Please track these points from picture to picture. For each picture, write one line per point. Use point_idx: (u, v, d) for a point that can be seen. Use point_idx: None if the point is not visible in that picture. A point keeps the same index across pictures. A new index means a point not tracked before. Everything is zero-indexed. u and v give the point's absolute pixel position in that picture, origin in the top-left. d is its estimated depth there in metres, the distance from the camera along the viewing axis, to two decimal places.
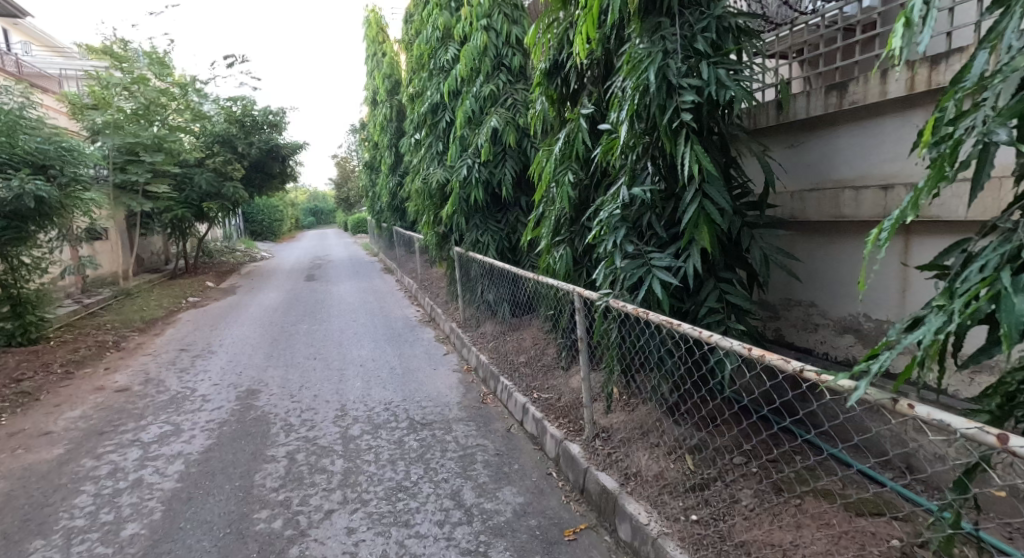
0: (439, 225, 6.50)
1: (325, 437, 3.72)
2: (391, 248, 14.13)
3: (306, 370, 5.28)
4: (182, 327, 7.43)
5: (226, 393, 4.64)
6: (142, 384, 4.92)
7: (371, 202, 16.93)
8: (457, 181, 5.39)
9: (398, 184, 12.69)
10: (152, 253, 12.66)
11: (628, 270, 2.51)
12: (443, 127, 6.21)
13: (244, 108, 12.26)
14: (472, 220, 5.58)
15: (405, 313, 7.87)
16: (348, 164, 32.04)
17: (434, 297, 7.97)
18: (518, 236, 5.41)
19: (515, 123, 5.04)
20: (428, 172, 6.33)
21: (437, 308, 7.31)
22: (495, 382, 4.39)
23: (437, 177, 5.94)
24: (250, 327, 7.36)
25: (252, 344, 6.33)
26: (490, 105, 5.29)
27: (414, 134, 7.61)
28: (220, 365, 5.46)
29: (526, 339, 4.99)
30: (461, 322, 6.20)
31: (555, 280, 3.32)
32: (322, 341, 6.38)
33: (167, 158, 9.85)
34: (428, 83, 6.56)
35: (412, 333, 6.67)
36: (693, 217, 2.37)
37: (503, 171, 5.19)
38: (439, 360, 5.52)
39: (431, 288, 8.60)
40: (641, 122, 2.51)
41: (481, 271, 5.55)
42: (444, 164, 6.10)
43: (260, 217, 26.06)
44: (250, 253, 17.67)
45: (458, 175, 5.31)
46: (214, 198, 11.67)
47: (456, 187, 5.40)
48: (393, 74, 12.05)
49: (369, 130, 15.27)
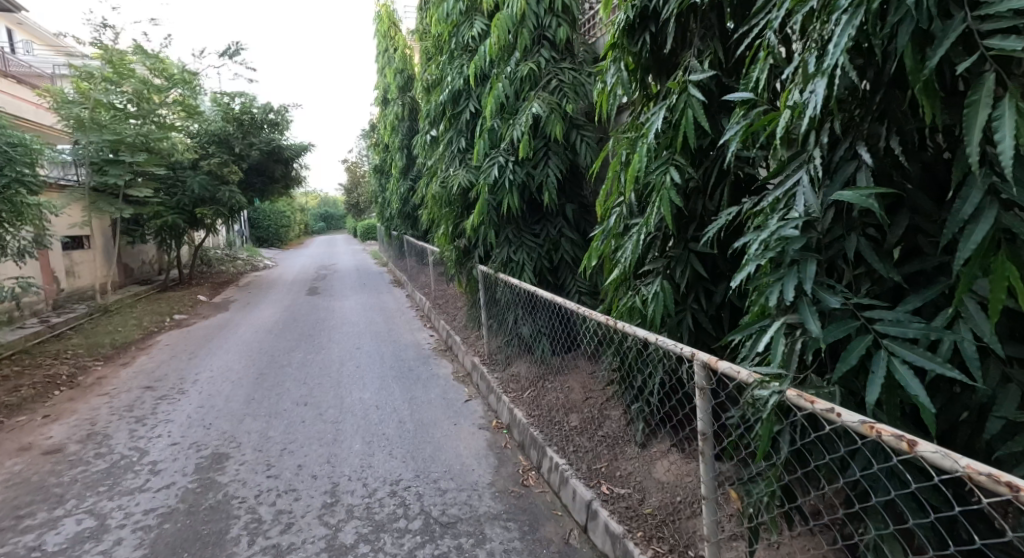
0: (460, 239, 5.41)
1: (304, 548, 2.60)
2: (401, 258, 13.08)
3: (293, 421, 4.20)
4: (157, 354, 6.38)
5: (184, 461, 3.55)
6: (81, 443, 3.84)
7: (380, 208, 15.89)
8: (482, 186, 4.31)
9: (409, 189, 11.66)
10: (144, 262, 11.72)
11: (834, 338, 1.36)
12: (466, 120, 5.11)
13: (243, 106, 11.27)
14: (502, 235, 4.47)
15: (416, 339, 6.78)
16: (358, 169, 31.16)
17: (450, 321, 6.86)
18: (561, 255, 4.29)
19: (562, 111, 3.96)
20: (447, 175, 5.24)
21: (455, 335, 6.20)
22: (539, 454, 3.27)
23: (458, 182, 4.86)
24: (236, 355, 6.29)
25: (234, 380, 5.28)
26: (528, 88, 4.20)
27: (431, 132, 6.52)
28: (187, 414, 4.37)
29: (575, 390, 3.88)
30: (486, 358, 5.11)
31: (647, 333, 2.17)
32: (318, 377, 5.30)
33: (152, 158, 8.86)
34: (448, 68, 5.47)
35: (425, 367, 5.57)
36: (983, 249, 1.18)
37: (545, 172, 4.09)
38: (459, 409, 4.41)
39: (447, 309, 7.50)
40: (856, 69, 1.39)
41: (513, 297, 4.45)
42: (466, 165, 5.02)
43: (266, 223, 25.22)
44: (252, 261, 16.68)
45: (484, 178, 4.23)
46: (208, 203, 10.70)
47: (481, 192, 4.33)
48: (406, 69, 11.02)
49: (379, 132, 14.24)
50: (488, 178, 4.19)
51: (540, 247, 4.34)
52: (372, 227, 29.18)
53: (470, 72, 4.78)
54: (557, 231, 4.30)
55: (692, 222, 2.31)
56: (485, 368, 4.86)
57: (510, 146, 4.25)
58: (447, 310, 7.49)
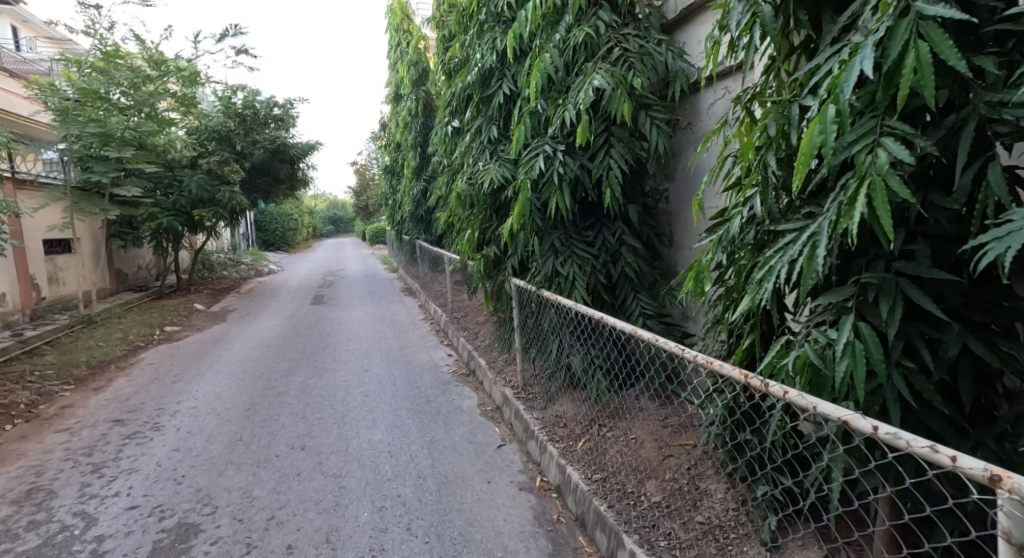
0: (489, 246, 4.57)
1: None
2: (413, 264, 12.27)
3: (286, 474, 3.38)
4: (137, 375, 5.58)
5: (141, 537, 2.72)
6: (17, 505, 3.04)
7: (390, 211, 15.17)
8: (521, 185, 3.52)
9: (423, 191, 10.87)
10: (139, 267, 10.99)
11: None
12: (498, 104, 4.28)
13: (246, 100, 10.50)
14: (547, 243, 3.61)
15: (433, 360, 5.95)
16: (368, 171, 30.53)
17: (472, 339, 6.02)
18: (623, 268, 3.45)
19: (628, 86, 3.12)
20: (474, 170, 4.43)
21: (478, 358, 5.35)
22: (611, 542, 2.41)
23: (490, 179, 4.05)
24: (227, 377, 5.48)
25: (222, 411, 4.50)
26: (583, 59, 3.37)
27: (451, 123, 5.68)
28: (156, 461, 3.55)
29: (647, 442, 3.05)
30: (520, 390, 4.26)
31: (844, 413, 1.32)
32: (319, 411, 4.47)
33: (141, 154, 8.08)
34: (475, 46, 4.65)
35: (445, 397, 4.74)
36: None
37: (604, 164, 3.24)
38: (492, 458, 3.56)
39: (467, 325, 6.65)
40: None
41: (559, 320, 3.61)
42: (499, 158, 4.20)
43: (273, 225, 24.57)
44: (256, 266, 15.93)
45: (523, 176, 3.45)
46: (207, 205, 9.97)
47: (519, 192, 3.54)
48: (420, 62, 10.25)
49: (391, 131, 13.49)
50: (530, 174, 3.40)
51: (596, 259, 3.48)
52: (381, 230, 28.44)
53: (506, 44, 3.96)
54: (616, 236, 3.43)
55: (908, 225, 1.44)
56: (521, 403, 4.00)
57: (558, 134, 3.44)
58: (467, 325, 6.64)
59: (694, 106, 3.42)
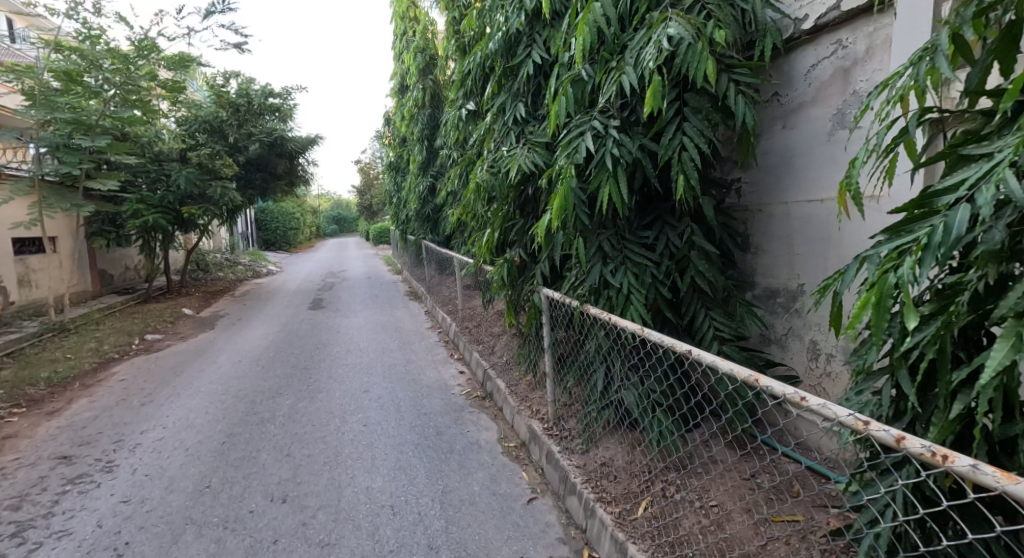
0: (512, 250, 3.82)
1: None
2: (419, 266, 11.55)
3: (257, 544, 2.62)
4: (102, 396, 4.86)
5: None
6: None
7: (395, 211, 14.47)
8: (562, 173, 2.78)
9: (429, 188, 10.16)
10: (126, 268, 10.33)
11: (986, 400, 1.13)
12: (526, 78, 3.54)
13: (240, 89, 9.81)
14: (594, 246, 2.84)
15: (443, 379, 5.21)
16: (371, 170, 29.97)
17: (486, 356, 5.27)
18: (692, 279, 2.68)
19: (709, 39, 2.33)
20: (496, 158, 3.67)
21: (496, 379, 4.60)
22: None
23: (518, 168, 3.30)
24: (205, 399, 4.74)
25: (192, 445, 3.77)
26: (643, 7, 2.59)
27: (466, 107, 4.93)
28: (96, 521, 2.82)
29: (737, 512, 2.29)
30: (551, 425, 3.50)
31: None
32: (308, 446, 3.72)
33: (120, 144, 7.38)
34: (496, 11, 3.91)
35: (459, 430, 4.00)
36: None
37: (676, 143, 2.45)
38: (522, 519, 2.80)
39: (481, 337, 5.90)
40: None
41: (608, 342, 2.85)
42: (528, 143, 3.45)
43: (274, 224, 23.92)
44: (254, 267, 15.24)
45: (566, 161, 2.71)
46: (197, 201, 9.34)
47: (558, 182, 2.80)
48: (428, 48, 9.54)
49: (396, 126, 12.80)
50: (575, 159, 2.66)
51: (659, 266, 2.69)
52: (385, 230, 27.76)
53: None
54: (684, 236, 2.64)
55: None
56: (555, 444, 3.24)
57: (611, 108, 2.70)
58: (481, 338, 5.88)
59: (786, 71, 2.63)
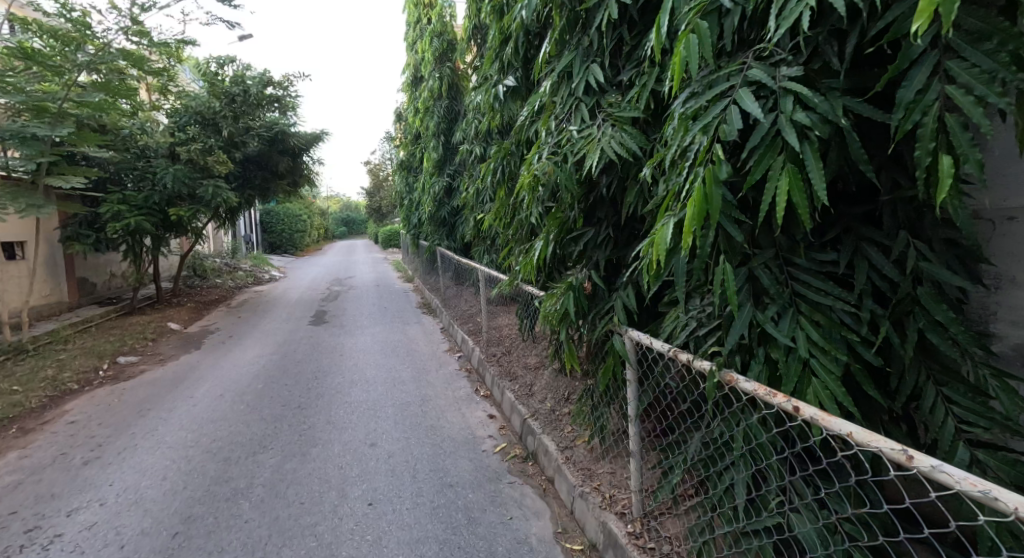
0: (577, 272, 2.77)
1: None
2: (433, 275, 10.57)
3: None
4: (37, 448, 3.86)
5: None
6: None
7: (406, 214, 13.47)
8: (695, 159, 1.74)
9: (445, 189, 9.16)
10: (111, 276, 9.42)
11: None
12: (603, 27, 2.47)
13: (235, 77, 8.84)
14: (742, 277, 1.75)
15: (470, 428, 4.19)
16: (381, 172, 29.09)
17: (524, 401, 4.22)
18: (923, 334, 1.56)
19: None
20: (558, 142, 2.61)
21: (541, 437, 3.54)
22: None
23: (600, 154, 2.26)
24: (165, 457, 3.72)
25: (130, 539, 2.73)
26: None
27: (504, 83, 3.88)
28: None
29: None
30: (638, 528, 2.40)
31: None
32: (291, 545, 2.68)
33: (87, 135, 6.42)
34: None
35: (497, 514, 2.95)
36: None
37: (935, 102, 1.33)
38: None
39: (514, 373, 4.86)
40: None
41: (769, 432, 1.71)
42: (611, 120, 2.42)
43: (279, 226, 23.10)
44: (255, 272, 14.33)
45: (708, 138, 1.66)
46: (186, 202, 8.41)
47: (686, 172, 1.75)
48: (445, 31, 8.50)
49: (408, 121, 11.81)
50: (726, 132, 1.61)
51: (860, 311, 1.61)
52: (394, 233, 26.87)
53: None
54: (912, 263, 1.55)
55: None
56: None
57: (783, 51, 1.64)
58: (514, 374, 4.84)
59: None
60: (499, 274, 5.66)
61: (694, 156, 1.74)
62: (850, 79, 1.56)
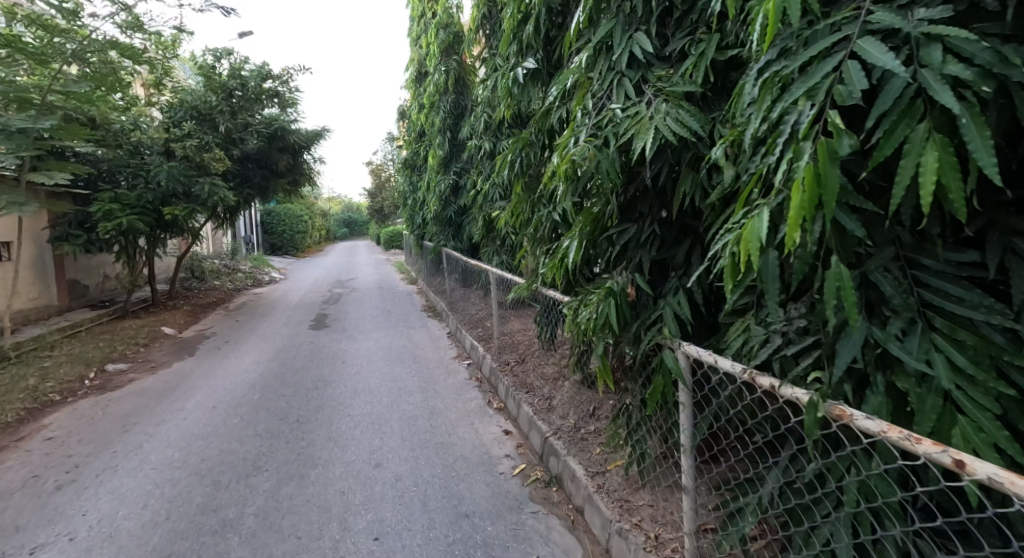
0: (616, 275, 2.39)
1: None
2: (439, 277, 10.22)
3: None
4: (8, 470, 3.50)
5: None
6: None
7: (410, 213, 13.13)
8: (794, 134, 1.36)
9: (452, 188, 8.81)
10: (105, 278, 9.10)
11: None
12: None
13: (233, 70, 8.50)
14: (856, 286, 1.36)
15: (486, 447, 3.82)
16: (383, 172, 28.78)
17: (544, 417, 3.85)
18: None
19: None
20: (597, 124, 2.23)
21: (567, 460, 3.16)
22: None
23: (654, 134, 1.89)
24: (148, 480, 3.36)
25: None
26: None
27: (524, 66, 3.52)
28: None
29: None
30: None
31: None
32: None
33: (75, 128, 6.09)
34: None
35: (521, 551, 2.58)
36: None
37: None
38: None
39: (531, 384, 4.49)
40: None
41: (897, 484, 1.32)
42: (661, 96, 2.05)
43: (280, 227, 22.82)
44: (255, 274, 14.02)
45: (816, 104, 1.28)
46: (182, 201, 8.07)
47: (784, 151, 1.36)
48: (452, 22, 8.16)
49: (412, 118, 11.45)
50: (844, 96, 1.23)
51: (1023, 328, 1.22)
52: (397, 234, 26.54)
53: None
54: None
55: None
56: None
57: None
58: (531, 386, 4.47)
59: None
60: (516, 279, 5.30)
61: (792, 129, 1.36)
62: (1014, 22, 1.17)
